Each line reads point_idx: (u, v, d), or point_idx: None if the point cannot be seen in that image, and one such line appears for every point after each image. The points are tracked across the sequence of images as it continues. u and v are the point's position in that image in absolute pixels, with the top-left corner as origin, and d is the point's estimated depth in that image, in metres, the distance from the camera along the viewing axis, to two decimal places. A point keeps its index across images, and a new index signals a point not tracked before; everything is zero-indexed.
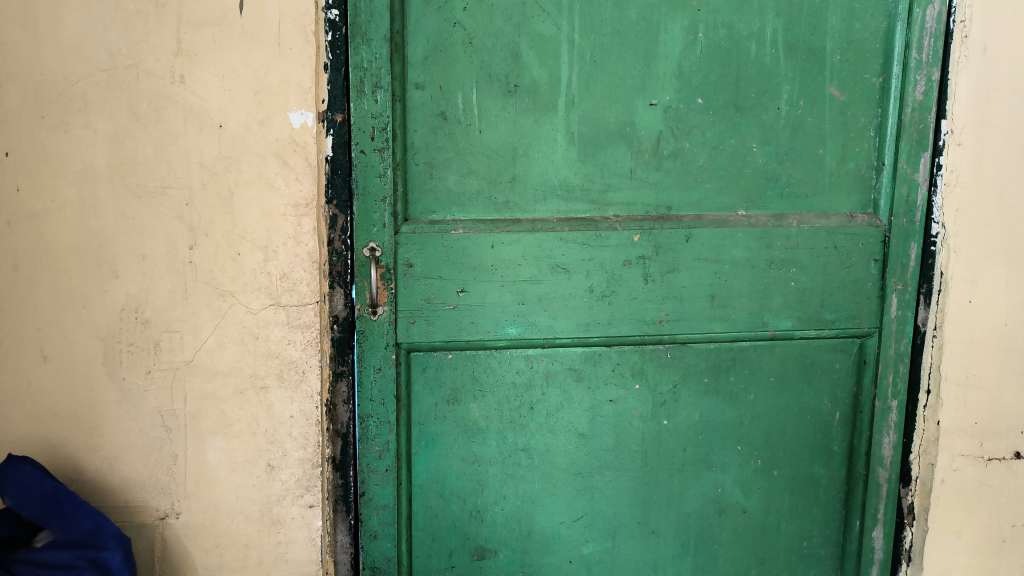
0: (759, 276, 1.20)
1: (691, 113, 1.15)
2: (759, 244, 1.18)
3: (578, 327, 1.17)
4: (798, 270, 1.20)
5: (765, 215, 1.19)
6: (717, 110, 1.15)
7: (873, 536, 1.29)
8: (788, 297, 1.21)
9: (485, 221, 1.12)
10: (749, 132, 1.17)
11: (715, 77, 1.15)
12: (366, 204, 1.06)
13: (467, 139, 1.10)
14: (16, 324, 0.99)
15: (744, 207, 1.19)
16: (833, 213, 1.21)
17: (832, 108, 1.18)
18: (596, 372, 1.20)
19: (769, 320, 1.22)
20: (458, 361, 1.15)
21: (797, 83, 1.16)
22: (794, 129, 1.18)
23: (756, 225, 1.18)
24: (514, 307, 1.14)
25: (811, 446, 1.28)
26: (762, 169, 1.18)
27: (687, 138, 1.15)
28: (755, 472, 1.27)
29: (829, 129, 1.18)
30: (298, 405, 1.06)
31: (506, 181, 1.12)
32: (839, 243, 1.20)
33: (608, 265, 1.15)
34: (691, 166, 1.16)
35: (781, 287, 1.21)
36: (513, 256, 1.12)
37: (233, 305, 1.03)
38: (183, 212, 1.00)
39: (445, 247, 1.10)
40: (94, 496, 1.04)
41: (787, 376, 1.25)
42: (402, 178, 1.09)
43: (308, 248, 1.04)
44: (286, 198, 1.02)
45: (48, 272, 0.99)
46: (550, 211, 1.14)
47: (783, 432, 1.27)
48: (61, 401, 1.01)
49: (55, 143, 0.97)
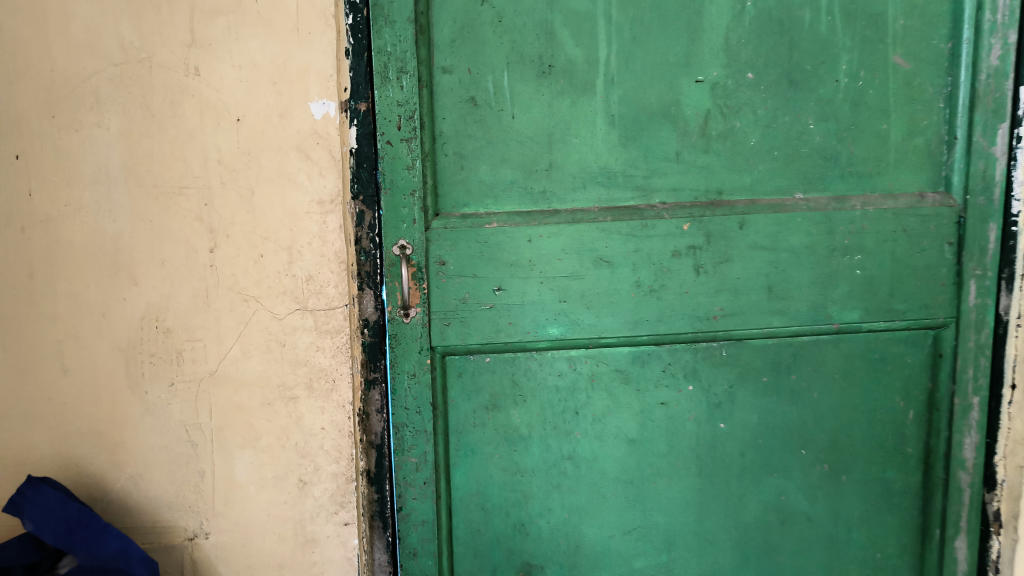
0: (821, 265, 1.10)
1: (741, 89, 1.06)
2: (820, 229, 1.09)
3: (626, 325, 1.08)
4: (863, 257, 1.11)
5: (826, 197, 1.10)
6: (769, 86, 1.07)
7: (955, 546, 1.18)
8: (854, 286, 1.11)
9: (522, 213, 1.04)
10: (805, 108, 1.08)
11: (766, 49, 1.06)
12: (395, 197, 1.00)
13: (499, 126, 1.02)
14: (34, 336, 0.94)
15: (802, 189, 1.09)
16: (900, 193, 1.11)
17: (897, 78, 1.08)
18: (645, 373, 1.12)
19: (834, 312, 1.12)
20: (496, 365, 1.07)
21: (857, 52, 1.07)
22: (854, 103, 1.08)
23: (816, 209, 1.08)
24: (555, 305, 1.06)
25: (882, 448, 1.17)
26: (821, 148, 1.09)
27: (737, 117, 1.07)
28: (821, 477, 1.17)
29: (893, 101, 1.08)
30: (330, 415, 1.00)
31: (543, 170, 1.04)
32: (909, 226, 1.10)
33: (655, 257, 1.07)
34: (742, 147, 1.08)
35: (845, 275, 1.11)
36: (552, 250, 1.04)
37: (258, 310, 0.97)
38: (202, 213, 0.95)
39: (479, 243, 1.03)
40: (119, 517, 0.98)
41: (854, 373, 1.15)
42: (431, 170, 1.02)
43: (335, 248, 0.98)
44: (308, 195, 0.96)
45: (65, 281, 0.94)
46: (590, 200, 1.06)
47: (851, 434, 1.17)
48: (83, 416, 0.96)
49: (67, 144, 0.92)
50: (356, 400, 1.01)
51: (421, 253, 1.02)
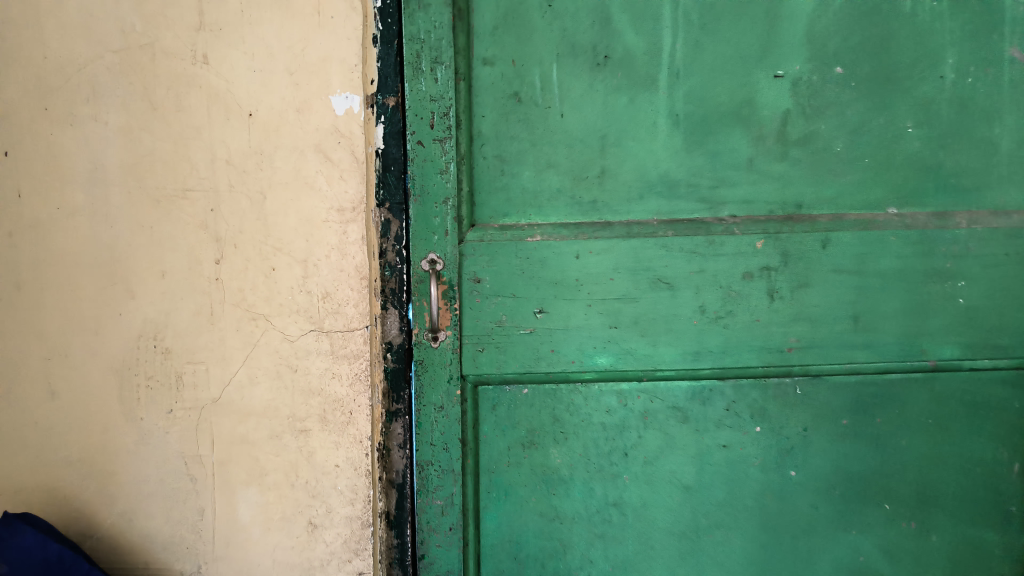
0: (914, 292, 0.95)
1: (827, 86, 0.92)
2: (916, 250, 0.94)
3: (685, 357, 0.94)
4: (966, 284, 0.95)
5: (925, 213, 0.94)
6: (860, 82, 0.92)
7: None
8: (953, 318, 0.96)
9: (569, 225, 0.91)
10: (902, 108, 0.93)
11: (857, 40, 0.91)
12: (425, 205, 0.88)
13: (546, 126, 0.89)
14: (20, 353, 0.84)
15: (895, 203, 0.94)
16: (1013, 210, 0.94)
17: (1013, 75, 0.92)
18: (705, 412, 0.98)
19: (929, 347, 0.97)
20: (535, 398, 0.94)
21: (965, 45, 0.91)
22: (960, 103, 0.92)
23: (912, 227, 0.93)
24: (604, 332, 0.93)
25: (980, 504, 1.01)
26: (919, 156, 0.94)
27: (821, 118, 0.92)
28: (907, 535, 1.01)
29: (1009, 102, 0.92)
30: (344, 452, 0.88)
31: (594, 177, 0.91)
32: (1022, 249, 0.94)
33: (722, 279, 0.93)
34: (826, 154, 0.93)
35: (943, 305, 0.95)
36: (603, 269, 0.91)
37: (267, 331, 0.85)
38: (207, 219, 0.84)
39: (520, 259, 0.90)
40: (109, 557, 0.87)
41: (949, 418, 0.99)
42: (468, 175, 0.89)
43: (355, 262, 0.86)
44: (328, 201, 0.85)
45: (55, 292, 0.84)
46: (648, 213, 0.92)
47: (942, 486, 1.00)
48: (72, 444, 0.86)
49: (60, 140, 0.82)
50: (376, 434, 0.89)
51: (454, 269, 0.89)
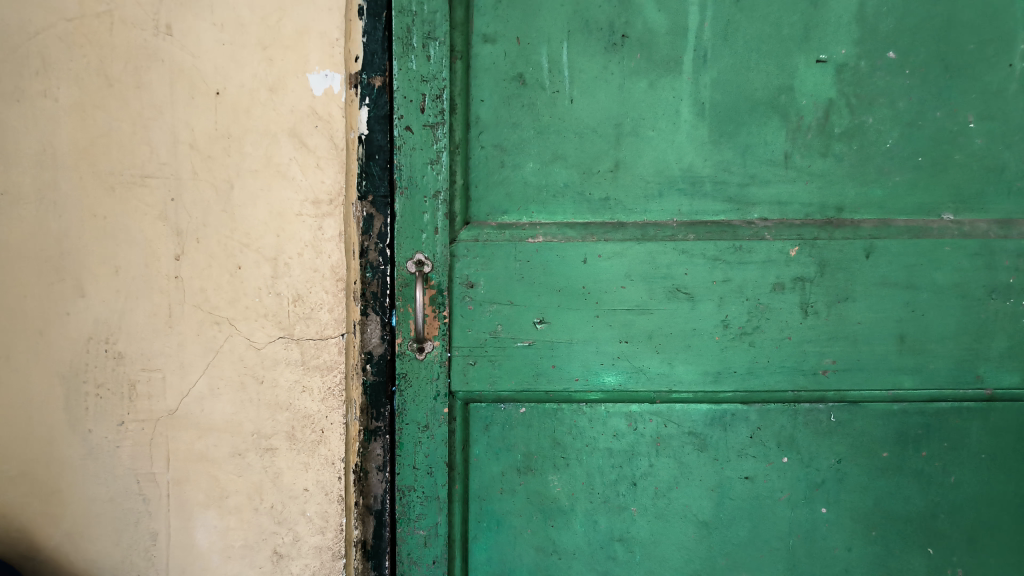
0: (971, 311, 0.83)
1: (876, 74, 0.81)
2: (975, 262, 0.82)
3: (705, 377, 0.83)
4: None
5: (986, 221, 0.82)
6: (915, 70, 0.80)
7: None
8: (1015, 341, 0.84)
9: (576, 225, 0.80)
10: (963, 100, 0.81)
11: (913, 21, 0.80)
12: (413, 199, 0.78)
13: (553, 113, 0.79)
14: None
15: (952, 208, 0.83)
16: None
17: None
18: (726, 439, 0.86)
19: (986, 373, 0.84)
20: (533, 418, 0.84)
21: None
22: None
23: (971, 235, 0.82)
24: (614, 347, 0.82)
25: None
26: (981, 155, 0.82)
27: (869, 110, 0.81)
28: None
29: None
30: (315, 474, 0.79)
31: (606, 173, 0.80)
32: None
33: (749, 290, 0.82)
34: (874, 150, 0.82)
35: (1005, 325, 0.83)
36: (612, 276, 0.80)
37: (231, 336, 0.76)
38: (167, 209, 0.75)
39: (519, 263, 0.79)
40: None
41: (1007, 455, 0.87)
42: (462, 166, 0.79)
43: (331, 261, 0.76)
44: (302, 192, 0.75)
45: None
46: (665, 213, 0.81)
47: (997, 532, 0.88)
48: (12, 457, 0.77)
49: (7, 117, 0.73)
50: (352, 455, 0.80)
51: (444, 273, 0.79)
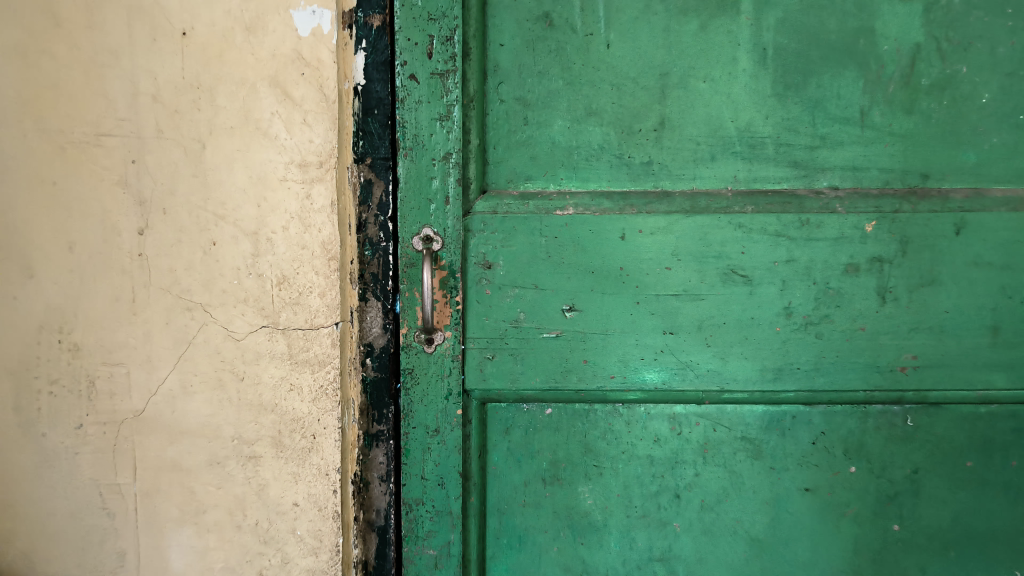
0: None
1: (972, 13, 0.67)
2: None
3: (763, 375, 0.70)
4: None
5: None
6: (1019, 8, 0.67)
7: None
8: None
9: (612, 195, 0.68)
10: None
11: None
12: (420, 161, 0.66)
13: (586, 60, 0.66)
14: None
15: None
16: None
17: None
18: (785, 446, 0.74)
19: None
20: (561, 420, 0.72)
21: None
22: None
23: None
24: (656, 339, 0.69)
25: None
26: None
27: (964, 57, 0.67)
28: None
29: None
30: (306, 486, 0.67)
31: (648, 132, 0.68)
32: None
33: (817, 272, 0.69)
34: (969, 106, 0.68)
35: None
36: (656, 255, 0.68)
37: (206, 325, 0.65)
38: (127, 174, 0.63)
39: (546, 240, 0.67)
40: None
41: None
42: (477, 123, 0.66)
43: (321, 236, 0.64)
44: (286, 153, 0.63)
45: None
46: (717, 180, 0.68)
47: None
48: None
49: None
50: (350, 463, 0.69)
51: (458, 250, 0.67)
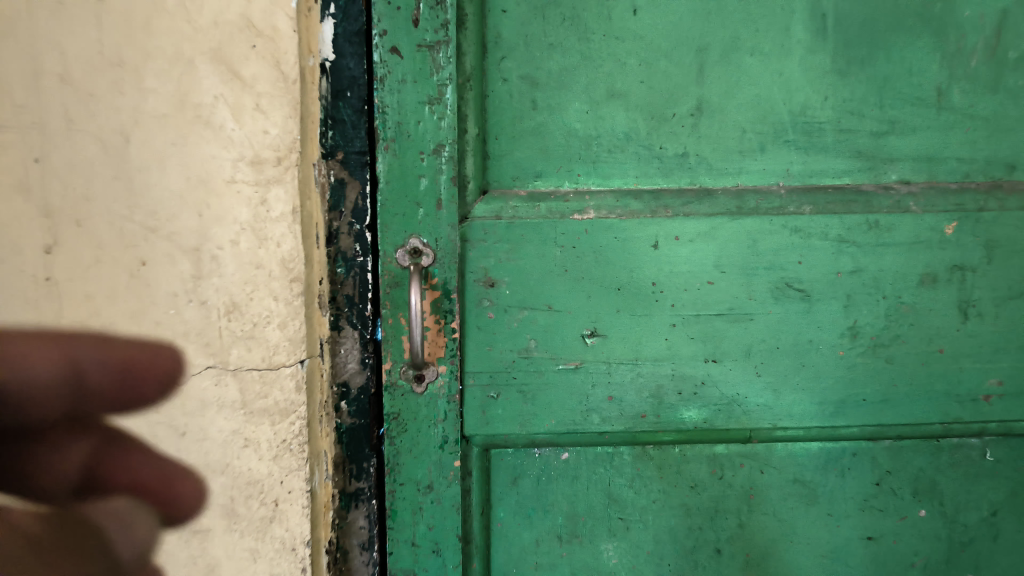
0: None
1: None
2: None
3: (824, 411, 0.58)
4: None
5: None
6: None
7: None
8: None
9: (641, 194, 0.55)
10: None
11: None
12: (405, 156, 0.52)
13: (607, 30, 0.54)
14: None
15: None
16: None
17: None
18: (845, 489, 0.62)
19: None
20: (579, 467, 0.59)
21: None
22: None
23: None
24: (696, 369, 0.56)
25: None
26: None
27: None
28: None
29: None
30: (266, 566, 0.53)
31: (683, 119, 0.55)
32: None
33: (886, 284, 0.56)
34: None
35: None
36: (696, 267, 0.55)
37: (130, 372, 0.50)
38: (25, 175, 0.48)
39: (562, 249, 0.54)
40: None
41: None
42: (476, 109, 0.54)
43: (281, 253, 0.51)
44: (234, 148, 0.50)
45: None
46: (765, 176, 0.56)
47: None
48: None
49: None
50: (322, 531, 0.55)
51: (453, 266, 0.54)
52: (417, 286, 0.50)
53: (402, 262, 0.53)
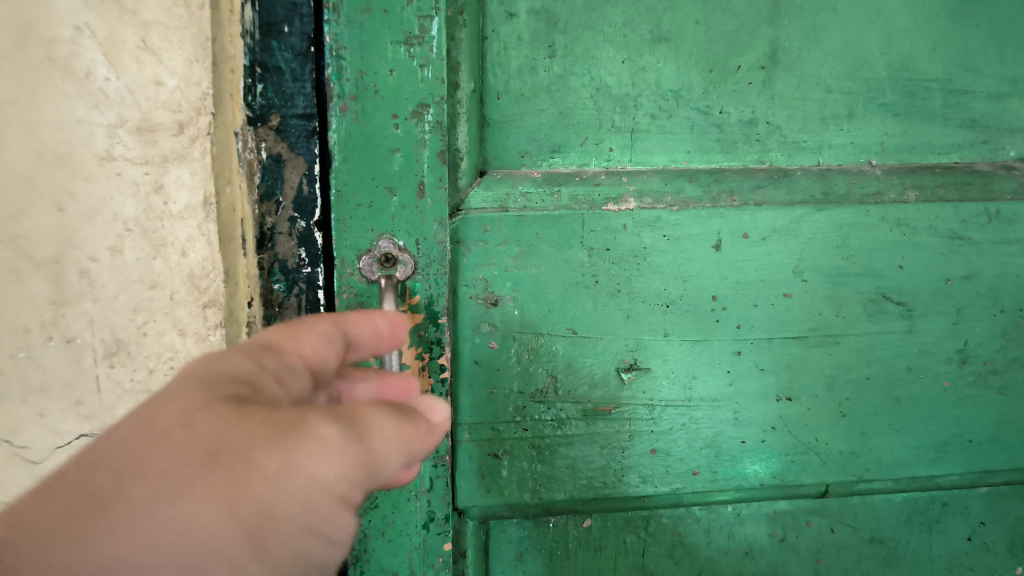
0: None
1: None
2: None
3: (920, 457, 0.44)
4: None
5: None
6: None
7: None
8: None
9: (695, 176, 0.40)
10: None
11: None
12: (371, 123, 0.35)
13: None
14: None
15: None
16: None
17: None
18: (935, 549, 0.48)
19: None
20: (604, 537, 0.45)
21: None
22: None
23: None
24: (766, 411, 0.42)
25: None
26: None
27: None
28: None
29: None
30: None
31: (749, 73, 0.39)
32: None
33: (1005, 294, 0.43)
34: None
35: None
36: (769, 275, 0.41)
37: None
38: None
39: (591, 253, 0.39)
40: None
41: None
42: (473, 51, 0.37)
43: (187, 268, 0.35)
44: (108, 108, 0.33)
45: None
46: (853, 152, 0.42)
47: None
48: None
49: None
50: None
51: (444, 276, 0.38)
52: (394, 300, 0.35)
53: (370, 275, 0.37)
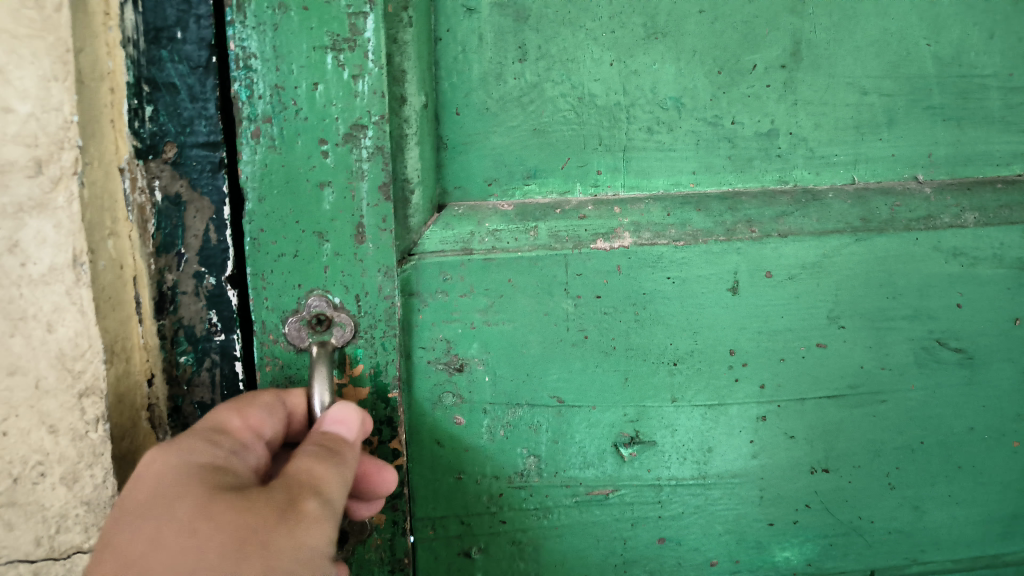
0: None
1: None
2: None
3: (980, 533, 0.37)
4: None
5: None
6: None
7: None
8: None
9: (705, 201, 0.32)
10: None
11: None
12: (289, 148, 0.27)
13: None
14: None
15: None
16: None
17: None
18: None
19: None
20: None
21: None
22: None
23: None
24: (796, 488, 0.35)
25: None
26: None
27: None
28: None
29: None
30: None
31: (767, 74, 0.32)
32: None
33: None
34: None
35: None
36: (796, 322, 0.33)
37: None
38: None
39: (580, 304, 0.31)
40: None
41: None
42: (423, 55, 0.29)
43: (57, 347, 0.27)
44: None
45: None
46: (895, 166, 0.34)
47: None
48: None
49: None
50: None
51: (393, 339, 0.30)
52: (326, 375, 0.26)
53: (296, 339, 0.29)
